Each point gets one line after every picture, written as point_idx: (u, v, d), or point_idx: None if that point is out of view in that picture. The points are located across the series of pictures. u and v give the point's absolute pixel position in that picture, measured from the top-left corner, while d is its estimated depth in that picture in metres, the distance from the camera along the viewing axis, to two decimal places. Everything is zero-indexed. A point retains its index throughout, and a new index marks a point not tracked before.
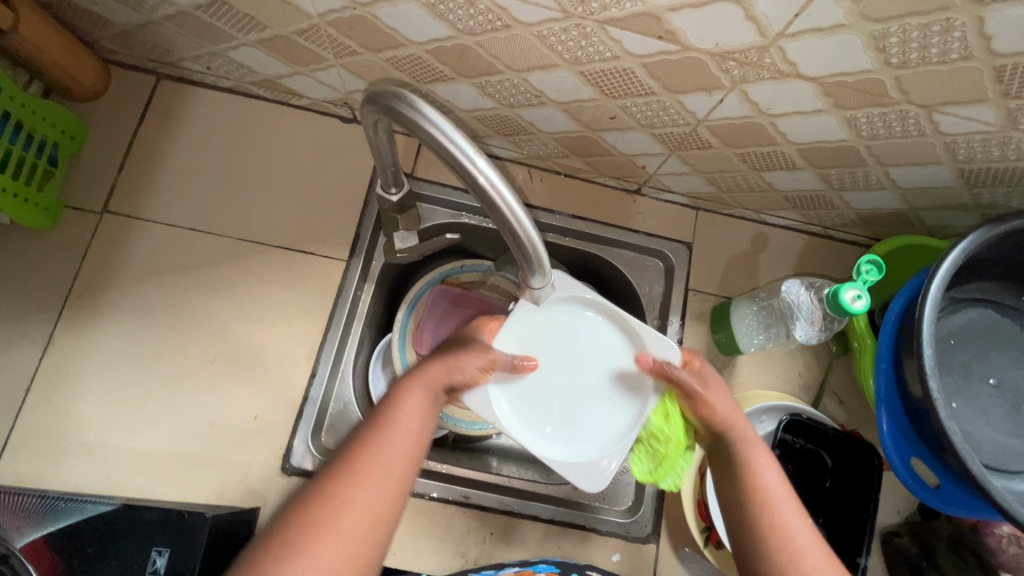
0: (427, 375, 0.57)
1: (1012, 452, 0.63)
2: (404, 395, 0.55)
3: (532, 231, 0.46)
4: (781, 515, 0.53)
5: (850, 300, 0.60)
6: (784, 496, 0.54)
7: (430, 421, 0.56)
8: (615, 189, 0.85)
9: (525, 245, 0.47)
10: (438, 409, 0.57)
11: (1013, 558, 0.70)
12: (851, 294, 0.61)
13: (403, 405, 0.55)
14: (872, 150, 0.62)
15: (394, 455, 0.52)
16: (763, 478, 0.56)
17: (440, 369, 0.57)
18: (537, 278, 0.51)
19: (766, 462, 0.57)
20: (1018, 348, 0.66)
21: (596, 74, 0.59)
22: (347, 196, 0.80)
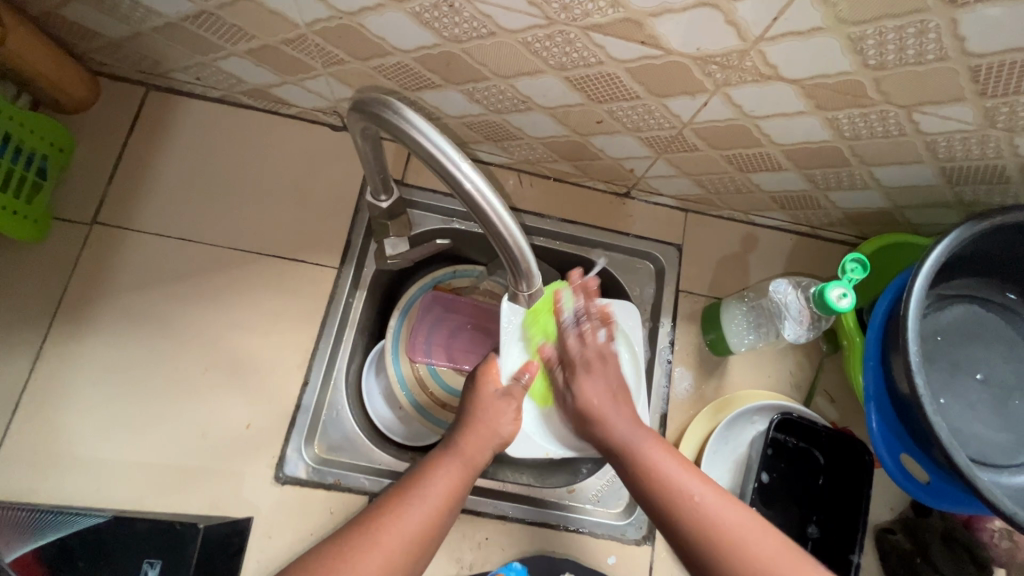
0: (466, 444, 0.64)
1: (1000, 446, 0.63)
2: (446, 459, 0.63)
3: (517, 233, 0.46)
4: (693, 494, 0.59)
5: (836, 298, 0.61)
6: (708, 495, 0.59)
7: (463, 488, 0.62)
8: (605, 192, 0.86)
9: (511, 248, 0.47)
10: (473, 478, 0.63)
11: (1004, 553, 0.72)
12: (838, 292, 0.61)
13: (437, 471, 0.62)
14: (854, 150, 0.63)
15: (423, 512, 0.59)
16: (657, 460, 0.62)
17: (479, 429, 0.65)
18: (526, 282, 0.52)
19: (647, 442, 0.64)
20: (1003, 343, 0.67)
21: (581, 79, 0.60)
22: (337, 203, 0.81)
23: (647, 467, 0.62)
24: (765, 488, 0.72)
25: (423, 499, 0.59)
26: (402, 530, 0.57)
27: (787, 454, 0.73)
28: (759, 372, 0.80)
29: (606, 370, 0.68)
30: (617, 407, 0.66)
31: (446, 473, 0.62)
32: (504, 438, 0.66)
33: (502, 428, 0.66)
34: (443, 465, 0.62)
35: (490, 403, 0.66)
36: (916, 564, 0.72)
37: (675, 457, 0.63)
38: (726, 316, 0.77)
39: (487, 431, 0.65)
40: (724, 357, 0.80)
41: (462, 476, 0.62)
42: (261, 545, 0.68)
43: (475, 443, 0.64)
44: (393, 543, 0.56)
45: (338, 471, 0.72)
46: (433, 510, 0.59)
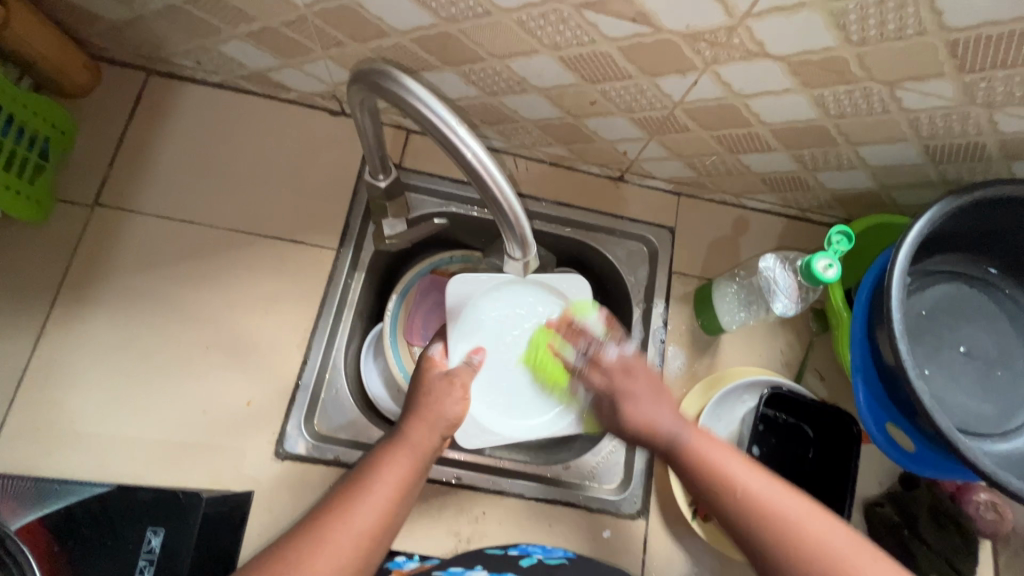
0: (413, 432, 0.61)
1: (982, 416, 0.65)
2: (390, 452, 0.59)
3: (512, 197, 0.48)
4: (767, 495, 0.54)
5: (822, 269, 0.63)
6: (782, 497, 0.53)
7: (411, 479, 0.59)
8: (600, 176, 0.87)
9: (507, 212, 0.49)
10: (420, 468, 0.60)
11: (989, 524, 0.74)
12: (823, 263, 0.64)
13: (384, 462, 0.58)
14: (841, 128, 0.64)
15: (372, 503, 0.55)
16: (718, 458, 0.57)
17: (425, 414, 0.62)
18: (520, 248, 0.53)
19: (704, 441, 0.59)
20: (986, 317, 0.68)
21: (575, 59, 0.61)
22: (336, 186, 0.82)
23: (716, 469, 0.57)
24: (756, 462, 0.74)
25: (370, 494, 0.56)
26: (351, 528, 0.53)
27: (776, 429, 0.75)
28: (750, 351, 0.82)
29: (637, 381, 0.64)
30: (668, 409, 0.62)
31: (393, 465, 0.58)
32: (450, 420, 0.63)
33: (448, 411, 0.63)
34: (389, 456, 0.59)
35: (438, 388, 0.65)
36: (903, 536, 0.73)
37: (731, 450, 0.58)
38: (717, 295, 0.78)
39: (432, 416, 0.62)
40: (717, 336, 0.82)
41: (412, 465, 0.59)
42: (261, 518, 0.69)
43: (422, 429, 0.61)
44: (342, 541, 0.52)
45: (337, 447, 0.74)
46: (382, 503, 0.56)
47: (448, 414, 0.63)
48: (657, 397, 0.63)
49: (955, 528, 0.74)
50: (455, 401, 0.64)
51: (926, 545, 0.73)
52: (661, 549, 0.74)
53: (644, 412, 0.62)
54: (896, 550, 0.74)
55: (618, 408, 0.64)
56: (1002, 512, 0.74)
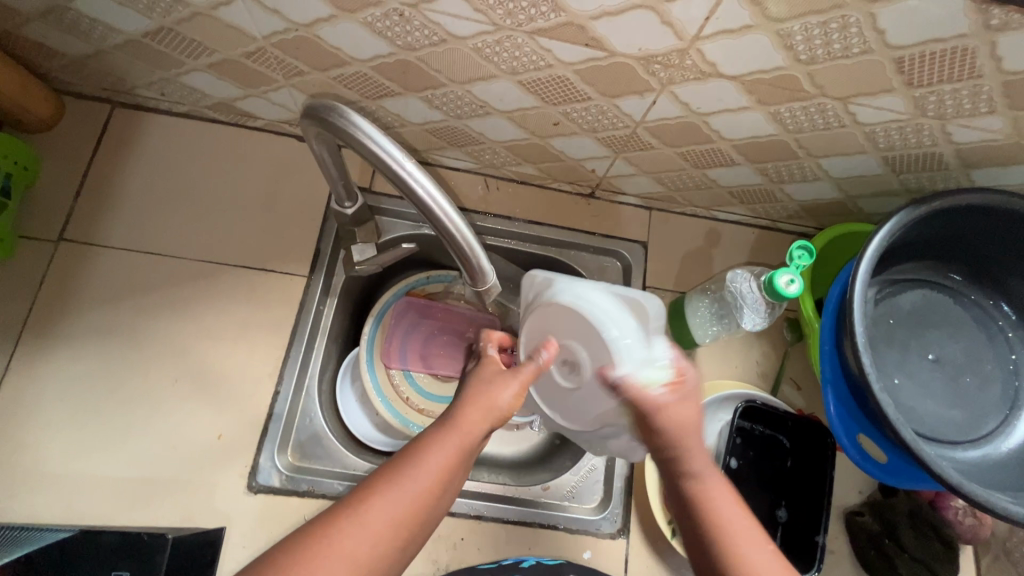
0: (466, 418, 0.54)
1: (952, 423, 0.65)
2: (440, 437, 0.53)
3: (464, 228, 0.50)
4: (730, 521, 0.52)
5: (784, 284, 0.63)
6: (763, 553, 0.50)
7: (454, 475, 0.52)
8: (571, 193, 0.88)
9: (460, 242, 0.50)
10: (467, 461, 0.54)
11: (969, 529, 0.74)
12: (786, 278, 0.64)
13: (431, 449, 0.52)
14: (801, 142, 0.65)
15: (408, 496, 0.49)
16: (727, 512, 0.52)
17: (482, 402, 0.55)
18: (479, 276, 0.55)
19: (720, 490, 0.53)
20: (954, 325, 0.69)
21: (534, 82, 0.62)
22: (306, 213, 0.82)
23: (718, 519, 0.52)
24: (734, 474, 0.74)
25: (420, 478, 0.50)
26: (392, 512, 0.48)
27: (754, 440, 0.75)
28: (725, 363, 0.82)
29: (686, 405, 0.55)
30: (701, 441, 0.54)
31: (438, 454, 0.52)
32: (509, 407, 0.56)
33: (502, 394, 0.56)
34: (436, 442, 0.52)
35: (488, 367, 0.58)
36: (884, 544, 0.73)
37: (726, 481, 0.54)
38: (689, 310, 0.78)
39: (487, 403, 0.55)
40: (693, 350, 0.82)
41: (459, 454, 0.53)
42: (235, 554, 0.68)
43: (477, 417, 0.54)
44: (381, 526, 0.47)
45: (311, 478, 0.72)
46: (419, 499, 0.49)
47: (508, 401, 0.56)
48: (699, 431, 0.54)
49: (935, 535, 0.74)
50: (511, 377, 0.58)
51: (907, 553, 0.73)
52: (644, 569, 0.74)
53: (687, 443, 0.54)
54: (876, 558, 0.74)
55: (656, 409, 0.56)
56: (980, 517, 0.74)
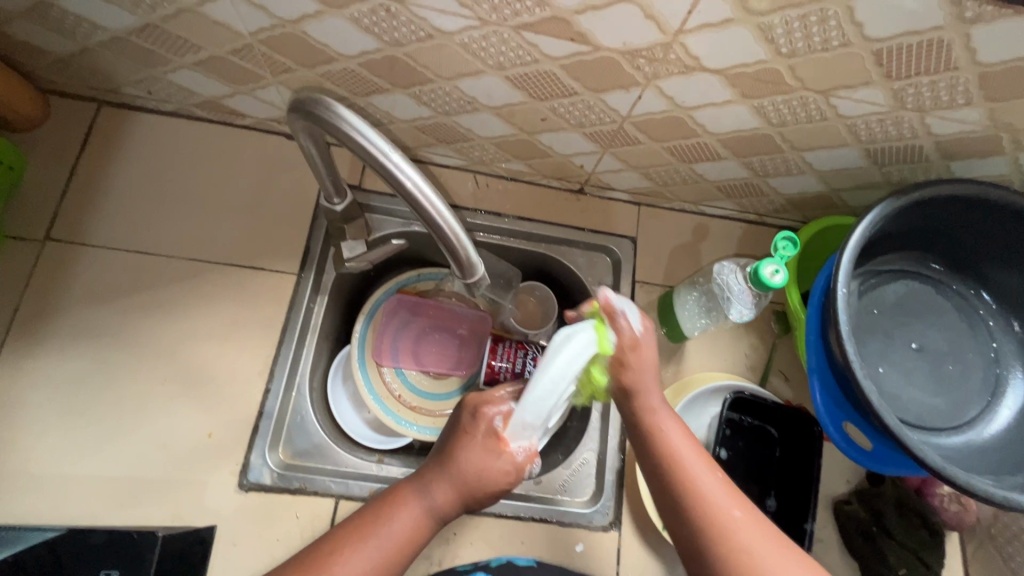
0: (439, 491, 0.60)
1: (936, 410, 0.66)
2: (405, 502, 0.60)
3: (451, 219, 0.50)
4: (712, 492, 0.54)
5: (770, 274, 0.64)
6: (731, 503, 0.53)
7: (415, 540, 0.59)
8: (560, 189, 0.88)
9: (446, 234, 0.51)
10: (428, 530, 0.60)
11: (954, 515, 0.76)
12: (771, 268, 0.65)
13: (397, 514, 0.59)
14: (784, 136, 0.66)
15: (368, 558, 0.55)
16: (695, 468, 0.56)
17: (457, 477, 0.60)
18: (467, 268, 0.55)
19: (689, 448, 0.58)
20: (937, 314, 0.70)
21: (520, 78, 0.62)
22: (296, 210, 0.82)
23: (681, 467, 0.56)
24: (724, 464, 0.75)
25: (376, 541, 0.57)
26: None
27: (743, 432, 0.76)
28: (714, 356, 0.83)
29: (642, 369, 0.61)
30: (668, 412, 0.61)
31: (403, 518, 0.59)
32: (484, 492, 0.61)
33: (482, 479, 0.61)
34: (404, 506, 0.59)
35: (474, 450, 0.61)
36: (872, 532, 0.74)
37: (697, 447, 0.59)
38: (678, 303, 0.79)
39: (464, 483, 0.60)
40: (682, 343, 0.83)
41: (422, 522, 0.59)
42: (225, 553, 0.68)
43: (449, 490, 0.60)
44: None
45: (303, 475, 0.72)
46: (381, 560, 0.56)
47: (486, 484, 0.61)
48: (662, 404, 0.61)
49: (921, 522, 0.75)
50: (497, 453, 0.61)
51: (893, 540, 0.74)
52: (636, 560, 0.74)
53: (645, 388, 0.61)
54: (865, 546, 0.75)
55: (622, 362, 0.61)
56: (965, 503, 0.76)
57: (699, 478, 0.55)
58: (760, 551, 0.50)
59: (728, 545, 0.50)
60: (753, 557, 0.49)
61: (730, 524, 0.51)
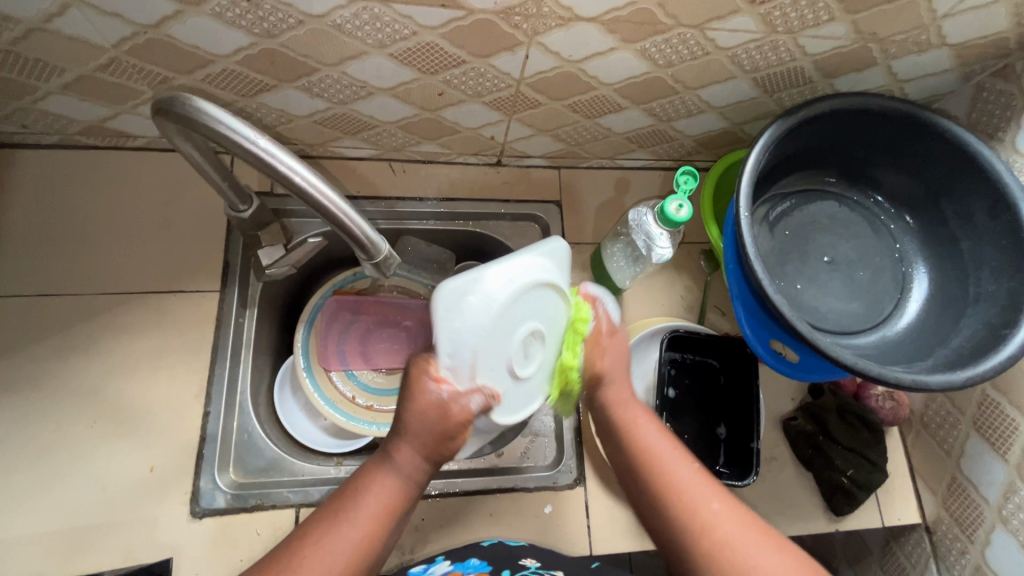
0: (401, 457, 0.57)
1: (852, 315, 0.69)
2: (371, 478, 0.57)
3: (340, 200, 0.51)
4: (679, 473, 0.58)
5: (676, 210, 0.67)
6: (698, 482, 0.57)
7: (395, 510, 0.57)
8: (478, 165, 0.88)
9: (338, 218, 0.52)
10: (407, 496, 0.58)
11: (888, 412, 0.81)
12: (676, 205, 0.68)
13: (369, 489, 0.56)
14: (675, 76, 0.68)
15: (339, 546, 0.53)
16: (653, 441, 0.61)
17: (414, 440, 0.57)
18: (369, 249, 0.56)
19: (648, 424, 0.63)
20: (844, 226, 0.73)
21: (405, 53, 0.61)
22: (209, 227, 0.79)
23: (647, 450, 0.60)
24: (673, 402, 0.77)
25: (346, 527, 0.54)
26: (324, 562, 0.52)
27: (687, 369, 0.78)
28: (652, 303, 0.85)
29: (615, 342, 0.65)
30: (638, 405, 0.64)
31: (376, 493, 0.56)
32: (441, 450, 0.58)
33: (442, 433, 0.56)
34: (373, 482, 0.57)
35: (416, 409, 0.56)
36: (819, 442, 0.79)
37: (662, 430, 0.63)
38: (607, 256, 0.80)
39: (422, 441, 0.57)
40: (619, 296, 0.85)
41: (394, 494, 0.57)
42: None
43: (409, 456, 0.57)
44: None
45: (259, 491, 0.70)
46: (357, 539, 0.54)
47: (444, 441, 0.57)
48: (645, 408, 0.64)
49: (863, 424, 0.80)
50: (437, 403, 0.56)
51: (840, 444, 0.78)
52: (606, 511, 0.75)
53: (617, 379, 0.64)
54: (814, 455, 0.79)
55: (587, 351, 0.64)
56: (898, 399, 0.81)
57: (670, 468, 0.58)
58: (719, 513, 0.55)
59: (706, 531, 0.54)
60: (720, 531, 0.54)
61: (696, 505, 0.55)
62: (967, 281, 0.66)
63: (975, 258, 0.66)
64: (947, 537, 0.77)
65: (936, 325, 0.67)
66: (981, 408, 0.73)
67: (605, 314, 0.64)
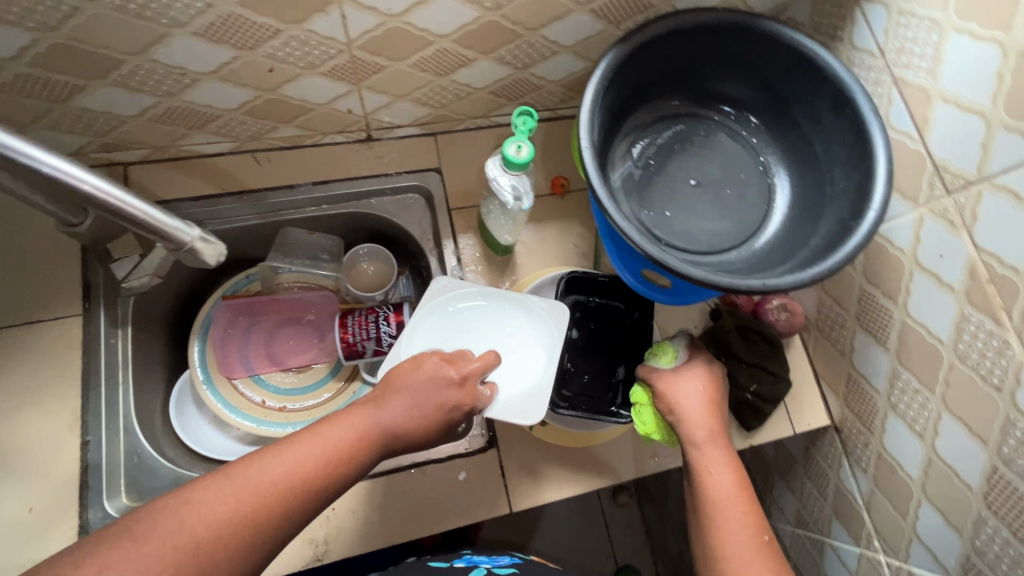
0: (393, 399, 0.56)
1: (723, 233, 0.70)
2: (350, 411, 0.55)
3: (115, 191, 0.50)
4: (714, 468, 0.60)
5: (514, 152, 0.66)
6: (725, 481, 0.59)
7: (362, 453, 0.52)
8: (349, 143, 0.84)
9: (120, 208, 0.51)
10: (374, 451, 0.53)
11: (783, 324, 0.83)
12: (515, 147, 0.66)
13: (344, 417, 0.54)
14: (510, 17, 0.66)
15: (295, 458, 0.49)
16: (708, 446, 0.61)
17: (412, 388, 0.57)
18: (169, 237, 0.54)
19: (702, 428, 0.62)
20: (708, 146, 0.74)
21: (210, 29, 0.58)
22: (61, 247, 0.74)
23: (697, 452, 0.61)
24: (577, 345, 0.78)
25: (306, 443, 0.51)
26: (275, 466, 0.48)
27: (592, 313, 0.80)
28: (546, 256, 0.85)
29: (689, 379, 0.65)
30: (706, 414, 0.63)
31: (348, 423, 0.53)
32: (428, 418, 0.56)
33: (438, 394, 0.58)
34: (352, 413, 0.54)
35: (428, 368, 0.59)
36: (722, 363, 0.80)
37: (720, 433, 0.63)
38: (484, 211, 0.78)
39: (416, 393, 0.57)
40: (511, 254, 0.84)
41: (366, 432, 0.53)
42: None
43: (403, 402, 0.56)
44: (268, 474, 0.48)
45: None
46: (312, 458, 0.50)
47: (432, 409, 0.57)
48: (712, 438, 0.62)
49: (761, 338, 0.82)
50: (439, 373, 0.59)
51: (740, 361, 0.80)
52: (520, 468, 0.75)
53: (693, 415, 0.63)
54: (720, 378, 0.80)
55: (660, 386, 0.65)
56: (793, 309, 0.83)
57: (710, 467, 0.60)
58: (724, 504, 0.58)
59: (711, 525, 0.58)
60: (719, 520, 0.57)
61: (710, 497, 0.59)
62: (823, 182, 0.67)
63: (828, 158, 0.66)
64: (853, 431, 0.80)
65: (799, 229, 0.68)
66: (862, 304, 0.75)
67: (679, 380, 0.65)
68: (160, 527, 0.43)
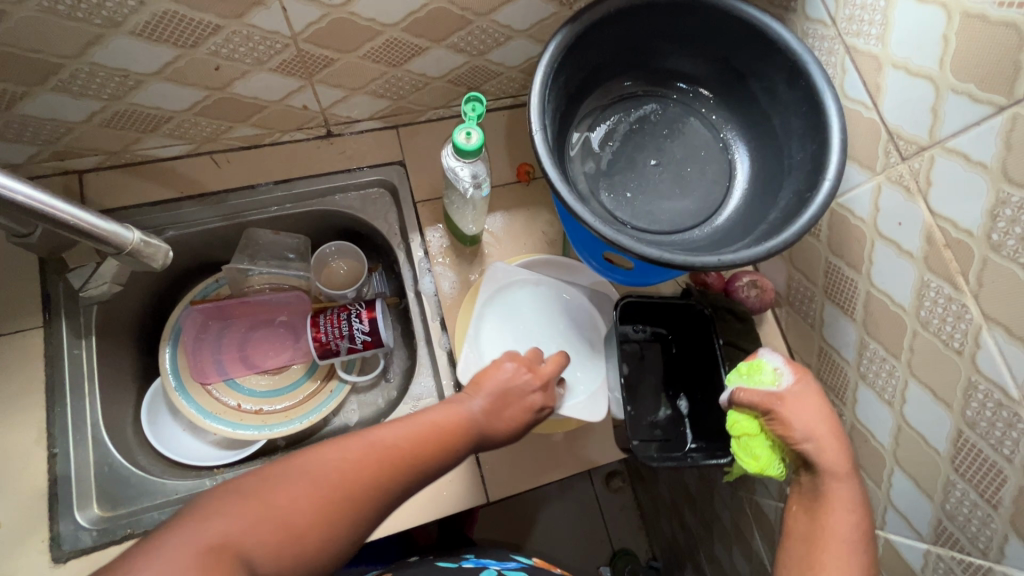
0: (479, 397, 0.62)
1: (684, 212, 0.70)
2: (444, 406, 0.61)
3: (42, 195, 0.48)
4: (830, 507, 0.58)
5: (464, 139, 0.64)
6: (845, 527, 0.57)
7: (457, 446, 0.58)
8: (310, 140, 0.83)
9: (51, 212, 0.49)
10: (465, 446, 0.59)
11: (753, 301, 0.82)
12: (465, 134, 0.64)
13: (441, 409, 0.60)
14: (456, 3, 0.65)
15: (400, 439, 0.55)
16: (832, 483, 0.59)
17: (498, 388, 0.63)
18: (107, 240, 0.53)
19: (832, 455, 0.60)
20: (668, 126, 0.73)
21: (147, 28, 0.58)
22: (19, 260, 0.73)
23: (825, 474, 0.59)
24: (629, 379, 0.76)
25: (412, 428, 0.57)
26: (384, 446, 0.54)
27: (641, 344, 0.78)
28: (514, 245, 0.84)
29: (810, 398, 0.62)
30: (832, 438, 0.60)
31: (447, 414, 0.60)
32: (514, 417, 0.63)
33: (519, 394, 0.64)
34: (447, 407, 0.61)
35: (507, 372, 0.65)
36: None
37: (843, 461, 0.60)
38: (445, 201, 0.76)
39: (505, 391, 0.64)
40: (478, 245, 0.83)
41: (462, 424, 0.59)
42: None
43: (491, 398, 0.62)
44: (381, 449, 0.54)
45: (129, 520, 0.67)
46: (415, 440, 0.56)
47: (516, 407, 0.63)
48: (849, 472, 0.59)
49: (732, 316, 0.82)
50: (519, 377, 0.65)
51: None
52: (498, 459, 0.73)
53: (818, 437, 0.60)
54: None
55: (783, 415, 0.61)
56: (763, 286, 0.82)
57: (828, 511, 0.58)
58: (832, 537, 0.56)
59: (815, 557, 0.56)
60: (823, 549, 0.56)
61: (819, 530, 0.57)
62: (781, 154, 0.67)
63: (784, 130, 0.66)
64: None
65: (758, 204, 0.67)
66: (829, 276, 0.75)
67: (794, 402, 0.61)
68: (287, 487, 0.49)
